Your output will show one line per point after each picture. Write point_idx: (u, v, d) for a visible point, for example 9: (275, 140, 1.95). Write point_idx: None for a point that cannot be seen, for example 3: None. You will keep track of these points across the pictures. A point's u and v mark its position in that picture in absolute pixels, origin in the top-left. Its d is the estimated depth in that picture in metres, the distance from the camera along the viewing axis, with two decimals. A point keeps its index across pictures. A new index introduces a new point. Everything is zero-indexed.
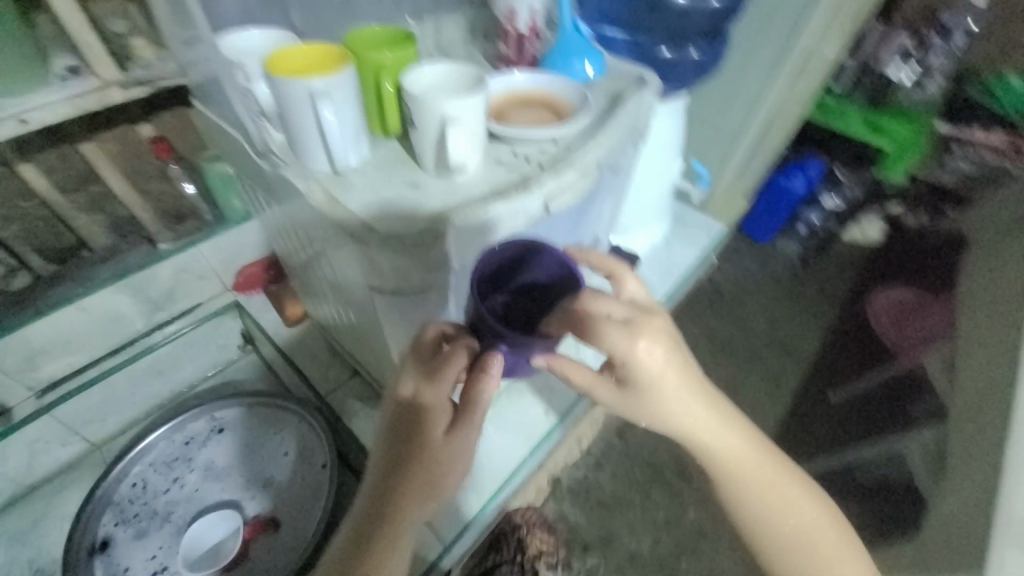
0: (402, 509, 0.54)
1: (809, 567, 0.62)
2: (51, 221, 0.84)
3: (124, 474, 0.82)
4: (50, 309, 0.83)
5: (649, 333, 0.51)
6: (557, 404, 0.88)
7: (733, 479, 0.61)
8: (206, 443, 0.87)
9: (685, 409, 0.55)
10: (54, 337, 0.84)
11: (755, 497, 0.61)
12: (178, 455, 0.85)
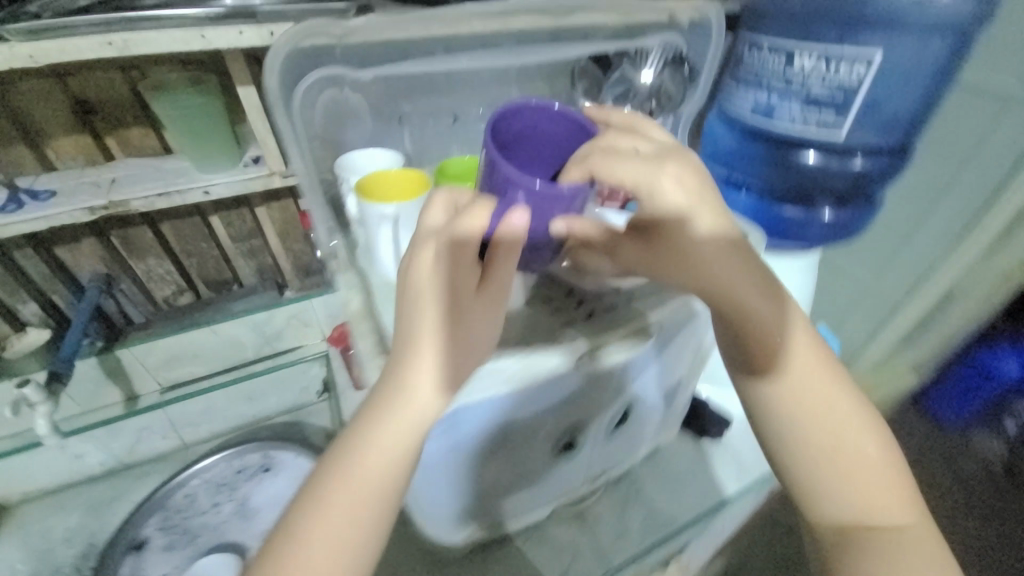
0: (362, 448, 0.43)
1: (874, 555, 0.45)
2: (218, 258, 1.07)
3: (183, 487, 0.94)
4: (195, 325, 1.04)
5: (677, 161, 0.47)
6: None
7: (793, 376, 0.50)
8: (255, 478, 0.98)
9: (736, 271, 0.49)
10: (193, 345, 1.04)
11: (811, 462, 0.48)
12: (229, 483, 0.96)
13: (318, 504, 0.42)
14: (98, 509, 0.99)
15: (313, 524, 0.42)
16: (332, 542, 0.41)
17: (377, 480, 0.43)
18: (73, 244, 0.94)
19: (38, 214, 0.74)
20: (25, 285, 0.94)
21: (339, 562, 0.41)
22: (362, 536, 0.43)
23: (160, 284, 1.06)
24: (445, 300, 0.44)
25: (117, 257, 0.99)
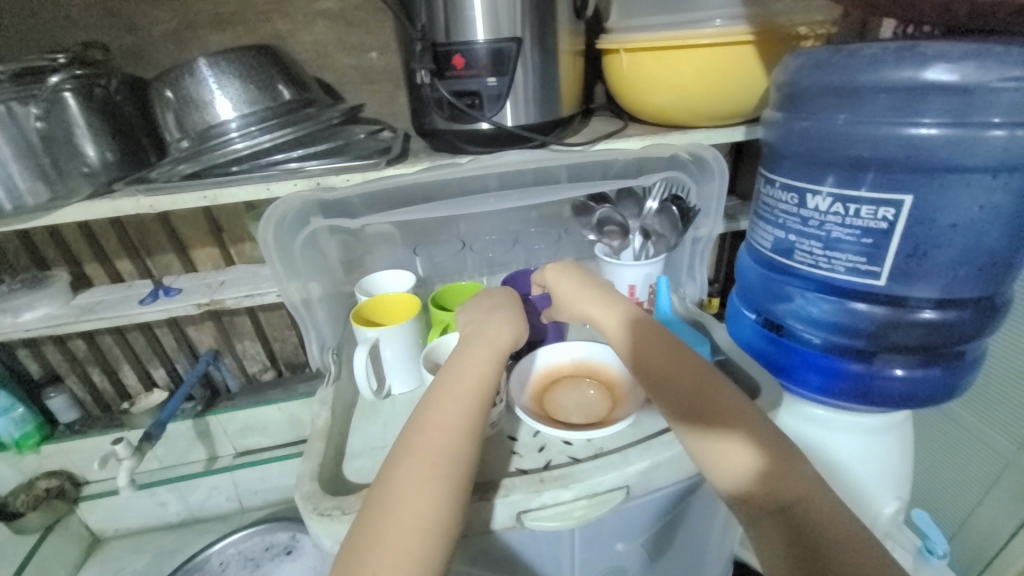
0: (414, 449, 0.48)
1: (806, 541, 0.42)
2: (296, 343, 1.28)
3: (224, 554, 1.06)
4: (266, 402, 1.21)
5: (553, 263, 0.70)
6: None
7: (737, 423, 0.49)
8: (277, 559, 1.05)
9: (651, 336, 0.57)
10: (264, 418, 1.21)
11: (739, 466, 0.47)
12: (256, 559, 1.05)
13: (387, 504, 0.44)
14: (167, 553, 1.16)
15: (388, 527, 0.43)
16: (415, 533, 0.43)
17: (443, 468, 0.47)
18: (198, 324, 1.21)
19: (164, 305, 0.97)
20: (162, 353, 1.21)
21: (426, 544, 0.43)
22: (439, 521, 0.44)
23: (250, 361, 1.28)
24: (468, 338, 0.60)
25: (227, 338, 1.24)
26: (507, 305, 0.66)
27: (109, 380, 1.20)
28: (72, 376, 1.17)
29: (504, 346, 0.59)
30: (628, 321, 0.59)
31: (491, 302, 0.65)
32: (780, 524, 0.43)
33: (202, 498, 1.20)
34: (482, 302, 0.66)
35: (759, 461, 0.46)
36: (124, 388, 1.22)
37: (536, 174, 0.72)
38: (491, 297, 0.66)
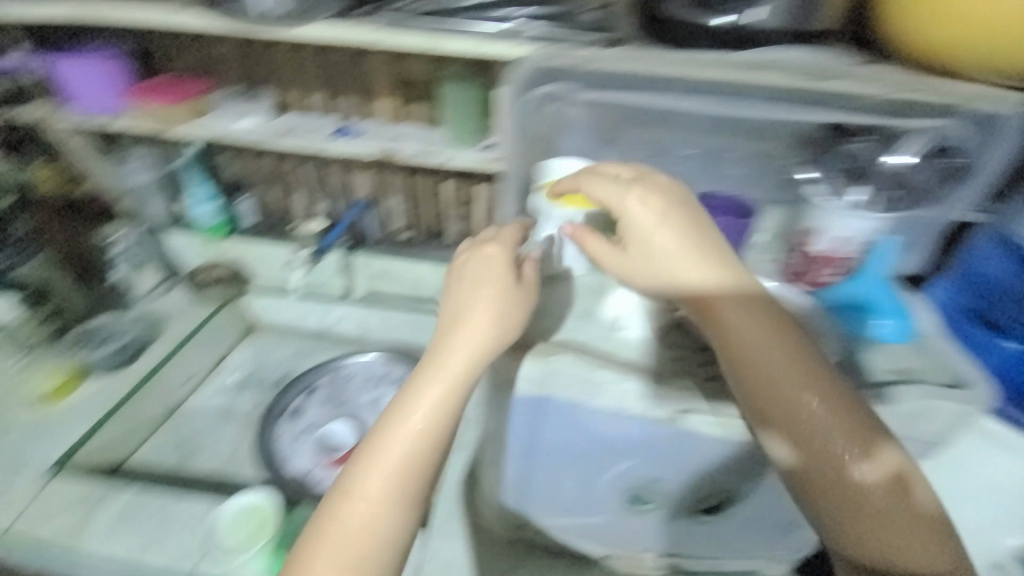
0: (405, 404, 0.57)
1: (866, 525, 0.51)
2: (439, 210, 1.35)
3: (353, 365, 1.24)
4: (407, 258, 1.36)
5: (642, 186, 0.58)
6: None
7: (803, 424, 0.51)
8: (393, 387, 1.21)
9: (736, 311, 0.54)
10: (401, 270, 1.37)
11: (812, 475, 0.52)
12: (378, 381, 1.22)
13: (383, 448, 0.56)
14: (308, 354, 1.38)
15: (380, 465, 0.55)
16: (397, 468, 0.55)
17: (425, 426, 0.56)
18: (362, 170, 1.31)
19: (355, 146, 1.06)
20: (327, 188, 1.35)
21: (407, 480, 0.55)
22: (412, 468, 0.56)
23: (396, 216, 1.38)
24: (462, 283, 0.61)
25: (381, 189, 1.34)
26: (501, 260, 0.62)
27: (282, 198, 1.37)
28: (256, 185, 1.35)
29: (511, 294, 0.60)
30: (714, 292, 0.55)
31: (489, 258, 0.62)
32: (840, 515, 0.51)
33: (339, 319, 1.41)
34: (480, 255, 0.63)
35: (828, 476, 0.51)
36: (292, 208, 1.39)
37: (777, 91, 0.66)
38: (495, 253, 0.63)
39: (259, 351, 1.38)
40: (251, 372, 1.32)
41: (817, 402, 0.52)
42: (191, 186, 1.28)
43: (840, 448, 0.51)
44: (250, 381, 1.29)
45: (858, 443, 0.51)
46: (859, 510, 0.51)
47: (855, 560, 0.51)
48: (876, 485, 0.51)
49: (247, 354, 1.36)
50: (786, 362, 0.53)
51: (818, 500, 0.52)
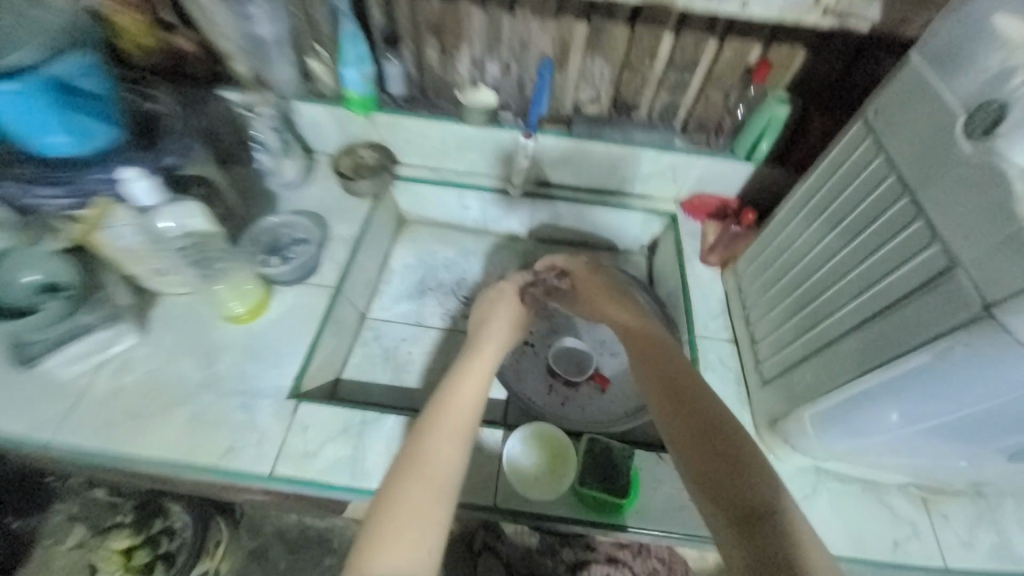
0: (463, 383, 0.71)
1: (728, 453, 0.59)
2: (648, 79, 1.05)
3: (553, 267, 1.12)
4: (601, 140, 1.10)
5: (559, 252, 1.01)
6: (907, 547, 0.78)
7: (667, 374, 0.69)
8: None
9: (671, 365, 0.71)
10: (589, 157, 1.13)
11: (694, 393, 0.66)
12: None
13: (435, 416, 0.65)
14: (480, 253, 1.25)
15: (440, 417, 0.65)
16: (456, 418, 0.65)
17: (475, 365, 0.75)
18: (549, 18, 0.98)
19: None
20: (496, 45, 1.04)
21: (463, 433, 0.65)
22: (464, 438, 0.64)
23: (586, 87, 1.08)
24: (481, 318, 0.87)
25: (567, 47, 1.02)
26: (511, 299, 0.91)
27: (441, 60, 1.07)
28: (410, 41, 1.04)
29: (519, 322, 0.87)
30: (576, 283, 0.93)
31: (496, 300, 0.90)
32: (709, 430, 0.62)
33: (509, 212, 1.23)
34: (499, 314, 0.87)
35: (685, 402, 0.66)
36: (452, 74, 1.09)
37: None
38: (491, 306, 0.89)
39: (426, 250, 1.24)
40: (426, 274, 1.19)
41: (705, 433, 0.61)
42: (342, 45, 1.00)
43: (730, 459, 0.58)
44: (427, 287, 1.17)
45: (751, 468, 0.57)
46: (749, 512, 0.53)
47: (739, 521, 0.53)
48: (775, 486, 0.55)
49: (416, 255, 1.22)
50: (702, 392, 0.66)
51: (704, 494, 0.57)
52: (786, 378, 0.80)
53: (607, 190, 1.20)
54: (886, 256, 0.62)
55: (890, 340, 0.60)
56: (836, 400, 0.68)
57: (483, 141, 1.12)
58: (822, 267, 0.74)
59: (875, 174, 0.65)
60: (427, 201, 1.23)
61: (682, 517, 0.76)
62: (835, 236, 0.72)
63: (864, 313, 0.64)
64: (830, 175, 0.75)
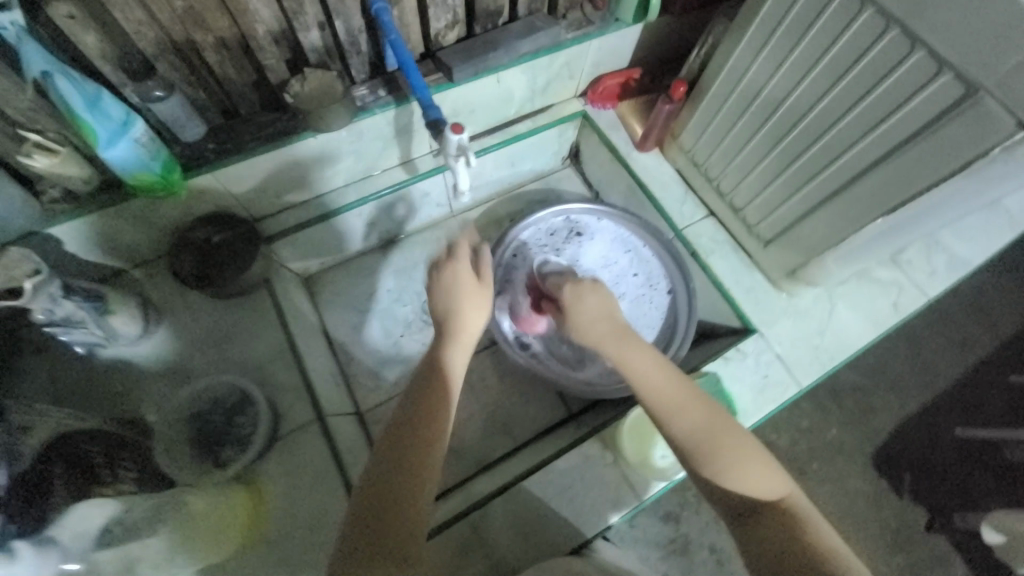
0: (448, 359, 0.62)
1: (719, 448, 0.57)
2: None
3: (515, 236, 0.99)
4: (489, 70, 0.87)
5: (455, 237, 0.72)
6: (903, 301, 0.93)
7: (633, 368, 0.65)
8: (576, 238, 1.02)
9: (637, 352, 0.66)
10: (480, 94, 0.91)
11: (680, 395, 0.62)
12: (558, 241, 1.01)
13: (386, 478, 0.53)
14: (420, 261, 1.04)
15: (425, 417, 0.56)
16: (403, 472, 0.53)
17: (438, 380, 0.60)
18: None
19: None
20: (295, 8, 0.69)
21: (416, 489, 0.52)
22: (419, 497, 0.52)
23: (437, 10, 0.81)
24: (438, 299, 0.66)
25: None
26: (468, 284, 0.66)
27: (232, 61, 0.70)
28: (169, 54, 0.65)
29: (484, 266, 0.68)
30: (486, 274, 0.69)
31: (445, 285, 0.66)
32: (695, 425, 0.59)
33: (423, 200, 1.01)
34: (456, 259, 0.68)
35: (670, 401, 0.62)
36: (258, 72, 0.74)
37: None
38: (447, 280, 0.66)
39: (360, 294, 1.00)
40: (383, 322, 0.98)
41: (702, 434, 0.58)
42: (78, 117, 0.58)
43: (735, 464, 0.56)
44: (396, 335, 0.97)
45: (739, 456, 0.57)
46: (744, 509, 0.54)
47: (736, 518, 0.55)
48: (761, 481, 0.55)
49: (355, 308, 0.98)
50: (673, 379, 0.63)
51: (706, 495, 0.58)
52: (793, 231, 0.82)
53: (509, 119, 1.02)
54: (880, 98, 0.61)
55: (912, 175, 0.62)
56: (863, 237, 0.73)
57: (353, 140, 0.84)
58: (802, 120, 0.72)
59: (844, 10, 0.60)
60: (325, 243, 0.95)
61: (769, 393, 0.83)
62: (781, 78, 0.72)
63: (874, 156, 0.65)
64: (779, 18, 0.68)
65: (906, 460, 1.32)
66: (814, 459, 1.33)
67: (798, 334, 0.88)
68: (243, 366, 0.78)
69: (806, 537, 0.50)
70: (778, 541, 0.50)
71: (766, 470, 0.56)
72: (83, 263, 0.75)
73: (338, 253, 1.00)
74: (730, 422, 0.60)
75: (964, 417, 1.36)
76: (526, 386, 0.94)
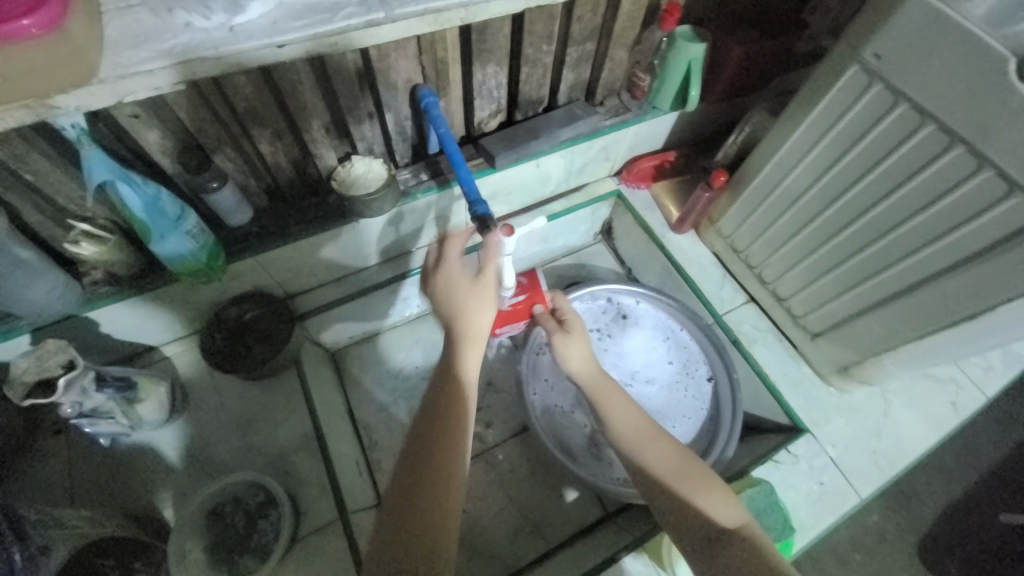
0: (446, 414, 0.57)
1: (686, 483, 0.62)
2: (548, 66, 0.83)
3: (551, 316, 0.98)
4: (530, 156, 0.88)
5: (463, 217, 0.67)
6: (965, 402, 0.87)
7: (605, 407, 0.71)
8: (611, 320, 1.01)
9: (620, 404, 0.71)
10: (520, 177, 0.92)
11: (647, 435, 0.68)
12: (593, 322, 1.00)
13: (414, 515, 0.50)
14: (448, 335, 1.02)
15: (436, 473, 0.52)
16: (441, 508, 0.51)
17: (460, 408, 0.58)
18: (409, 43, 0.67)
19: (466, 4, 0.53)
20: (350, 104, 0.70)
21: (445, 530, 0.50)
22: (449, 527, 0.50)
23: (483, 102, 0.83)
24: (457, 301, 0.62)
25: (444, 70, 0.74)
26: (482, 259, 0.62)
27: (283, 151, 0.71)
28: (226, 147, 0.66)
29: (488, 300, 0.63)
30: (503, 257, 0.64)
31: (451, 284, 0.62)
32: (666, 452, 0.66)
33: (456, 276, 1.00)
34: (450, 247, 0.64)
35: (640, 442, 0.67)
36: (307, 160, 0.75)
37: None
38: (450, 272, 0.63)
39: (387, 370, 0.97)
40: (410, 401, 0.94)
41: (676, 464, 0.64)
42: (136, 215, 0.59)
43: (711, 496, 0.61)
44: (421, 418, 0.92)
45: (705, 489, 0.61)
46: (710, 535, 0.57)
47: (702, 547, 0.56)
48: (725, 507, 0.60)
49: (381, 384, 0.95)
50: (646, 426, 0.69)
51: (675, 535, 0.60)
52: (845, 327, 0.79)
53: (545, 199, 1.03)
54: (948, 209, 0.59)
55: (986, 288, 0.59)
56: (930, 343, 0.69)
57: (393, 223, 0.84)
58: (857, 221, 0.70)
59: (903, 122, 0.60)
60: (357, 321, 0.94)
61: (825, 503, 0.77)
62: (831, 179, 0.71)
63: (937, 265, 0.63)
64: (833, 124, 0.67)
65: (949, 545, 1.21)
66: (856, 547, 1.22)
67: (853, 435, 0.83)
68: (265, 459, 0.77)
69: (767, 561, 0.52)
70: (737, 565, 0.52)
71: (730, 502, 0.60)
72: (112, 346, 0.75)
73: (368, 329, 0.98)
74: (696, 464, 0.65)
75: (1011, 502, 1.24)
76: (556, 477, 0.89)
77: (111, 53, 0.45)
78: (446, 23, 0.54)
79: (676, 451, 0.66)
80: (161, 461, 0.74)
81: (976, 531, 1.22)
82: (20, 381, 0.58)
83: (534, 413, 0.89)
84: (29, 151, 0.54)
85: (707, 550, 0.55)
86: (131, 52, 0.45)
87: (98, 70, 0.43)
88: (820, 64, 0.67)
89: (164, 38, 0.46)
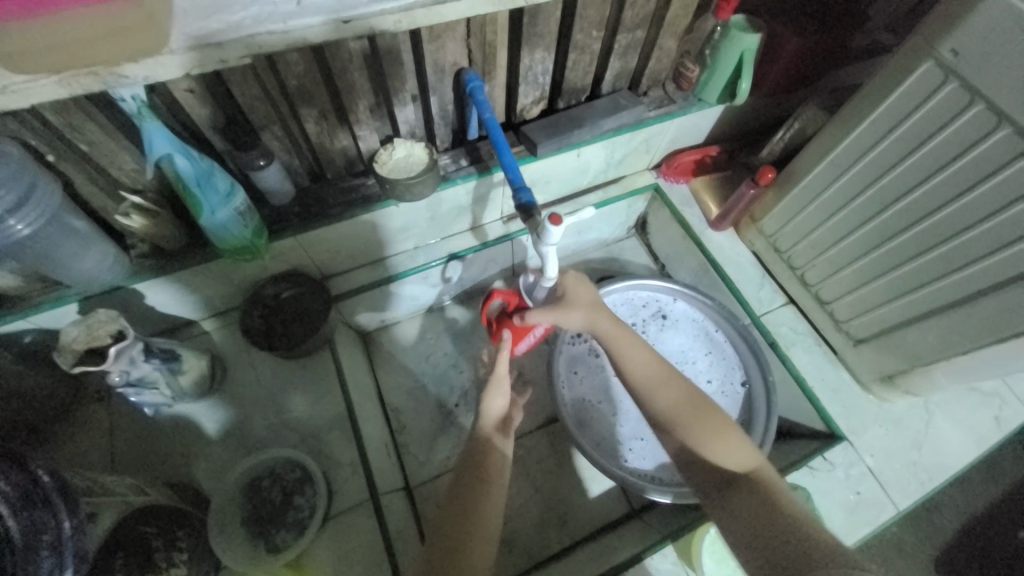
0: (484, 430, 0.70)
1: (696, 427, 0.61)
2: (595, 54, 0.81)
3: None
4: (571, 146, 0.86)
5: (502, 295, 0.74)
6: (1010, 418, 0.83)
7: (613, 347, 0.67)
8: (645, 316, 0.99)
9: (630, 344, 0.66)
10: (558, 166, 0.90)
11: (647, 375, 0.65)
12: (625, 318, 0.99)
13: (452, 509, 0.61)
14: (478, 324, 1.02)
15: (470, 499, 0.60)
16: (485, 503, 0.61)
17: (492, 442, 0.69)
18: (460, 25, 0.66)
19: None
20: (398, 87, 0.69)
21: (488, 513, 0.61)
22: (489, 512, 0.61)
23: (527, 88, 0.81)
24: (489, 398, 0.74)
25: (492, 55, 0.72)
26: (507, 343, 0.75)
27: (328, 132, 0.71)
28: (274, 126, 0.66)
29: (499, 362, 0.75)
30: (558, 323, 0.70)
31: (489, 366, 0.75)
32: (673, 397, 0.63)
33: (489, 263, 0.99)
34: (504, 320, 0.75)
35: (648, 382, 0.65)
36: (350, 142, 0.74)
37: None
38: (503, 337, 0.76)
39: (417, 355, 0.98)
40: (438, 387, 0.94)
41: (682, 403, 0.62)
42: (186, 190, 0.60)
43: (723, 444, 0.59)
44: (449, 405, 0.92)
45: (715, 434, 0.60)
46: (724, 481, 0.57)
47: (719, 490, 0.57)
48: (736, 450, 0.59)
49: (410, 369, 0.96)
50: (659, 371, 0.65)
51: (703, 487, 0.59)
52: (891, 334, 0.77)
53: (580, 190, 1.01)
54: (1015, 221, 0.57)
55: None
56: (981, 357, 0.67)
57: (431, 207, 0.83)
58: (913, 228, 0.68)
59: (976, 124, 0.56)
60: (388, 304, 0.94)
61: (860, 513, 0.76)
62: (889, 179, 0.68)
63: (999, 277, 0.61)
64: (899, 123, 0.64)
65: (973, 561, 1.17)
66: (871, 557, 1.20)
67: (889, 444, 0.81)
68: (299, 436, 0.78)
69: (783, 505, 0.53)
70: (755, 507, 0.53)
71: (741, 446, 0.59)
72: (154, 319, 0.76)
73: (398, 313, 0.98)
74: (708, 404, 0.62)
75: None
76: (582, 471, 0.89)
77: (176, 23, 0.44)
78: (508, 3, 0.52)
79: (688, 390, 0.64)
80: (197, 434, 0.76)
81: (1015, 557, 1.17)
82: (71, 349, 0.60)
83: (566, 406, 0.89)
84: (86, 121, 0.54)
85: (762, 531, 0.51)
86: (194, 24, 0.44)
87: (164, 40, 0.43)
88: (890, 58, 0.64)
89: (231, 11, 0.45)
